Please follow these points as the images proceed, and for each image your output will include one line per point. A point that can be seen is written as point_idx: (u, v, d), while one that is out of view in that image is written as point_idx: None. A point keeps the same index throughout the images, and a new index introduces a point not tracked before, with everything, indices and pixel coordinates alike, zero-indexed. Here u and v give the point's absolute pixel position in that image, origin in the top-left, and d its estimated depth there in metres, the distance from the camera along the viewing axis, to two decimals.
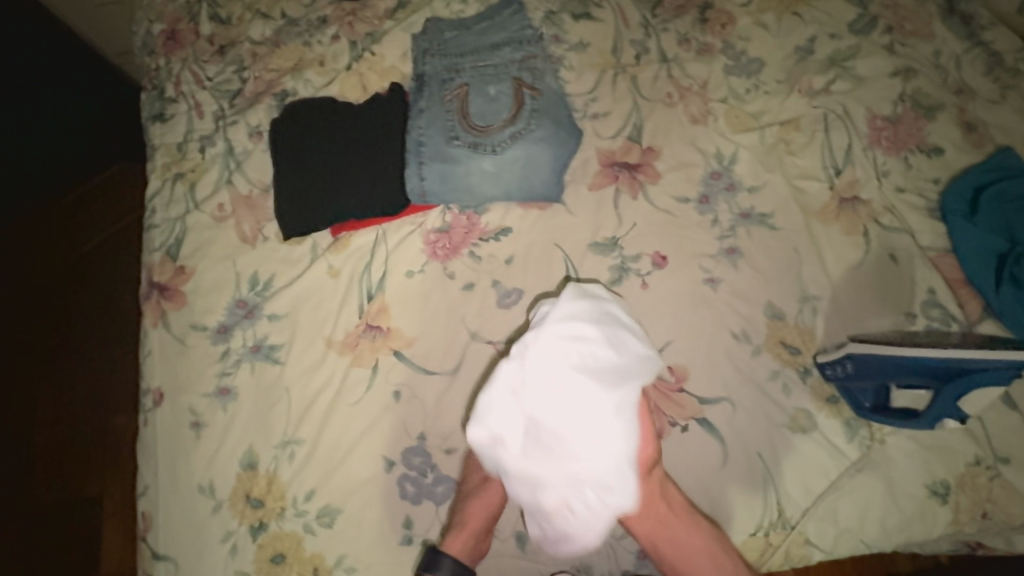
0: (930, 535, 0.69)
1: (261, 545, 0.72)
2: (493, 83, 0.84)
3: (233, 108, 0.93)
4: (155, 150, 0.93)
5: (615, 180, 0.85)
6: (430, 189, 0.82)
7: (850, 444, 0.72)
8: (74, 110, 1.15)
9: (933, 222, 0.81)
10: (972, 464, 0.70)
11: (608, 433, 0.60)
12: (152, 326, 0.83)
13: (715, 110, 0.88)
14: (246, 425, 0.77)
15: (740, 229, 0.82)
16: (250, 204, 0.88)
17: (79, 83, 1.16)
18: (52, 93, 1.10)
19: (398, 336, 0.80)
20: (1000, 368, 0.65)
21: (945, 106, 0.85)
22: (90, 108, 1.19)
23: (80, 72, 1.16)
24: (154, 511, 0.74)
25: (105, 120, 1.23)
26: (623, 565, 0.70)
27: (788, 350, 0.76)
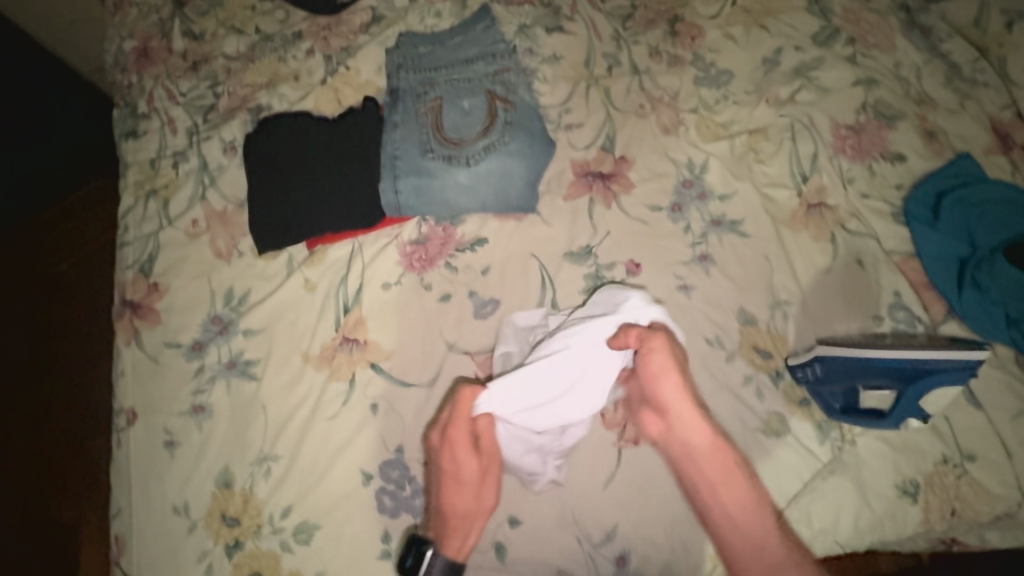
0: (902, 535, 0.70)
1: (237, 565, 0.71)
2: (466, 96, 0.85)
3: (207, 123, 0.93)
4: (128, 167, 0.92)
5: (589, 190, 0.86)
6: (405, 202, 0.82)
7: (822, 446, 0.73)
8: (45, 126, 1.13)
9: (897, 227, 0.83)
10: (940, 462, 0.71)
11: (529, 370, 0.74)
12: (125, 344, 0.82)
13: (685, 120, 0.90)
14: (222, 443, 0.76)
15: (712, 237, 0.83)
16: (225, 220, 0.87)
17: (51, 99, 1.15)
18: (23, 111, 1.09)
19: (376, 349, 0.80)
20: (958, 366, 0.69)
21: (906, 114, 0.88)
22: (64, 125, 1.17)
23: (52, 88, 1.15)
24: (127, 533, 0.73)
25: (79, 136, 1.21)
26: (602, 573, 0.70)
27: (761, 355, 0.77)
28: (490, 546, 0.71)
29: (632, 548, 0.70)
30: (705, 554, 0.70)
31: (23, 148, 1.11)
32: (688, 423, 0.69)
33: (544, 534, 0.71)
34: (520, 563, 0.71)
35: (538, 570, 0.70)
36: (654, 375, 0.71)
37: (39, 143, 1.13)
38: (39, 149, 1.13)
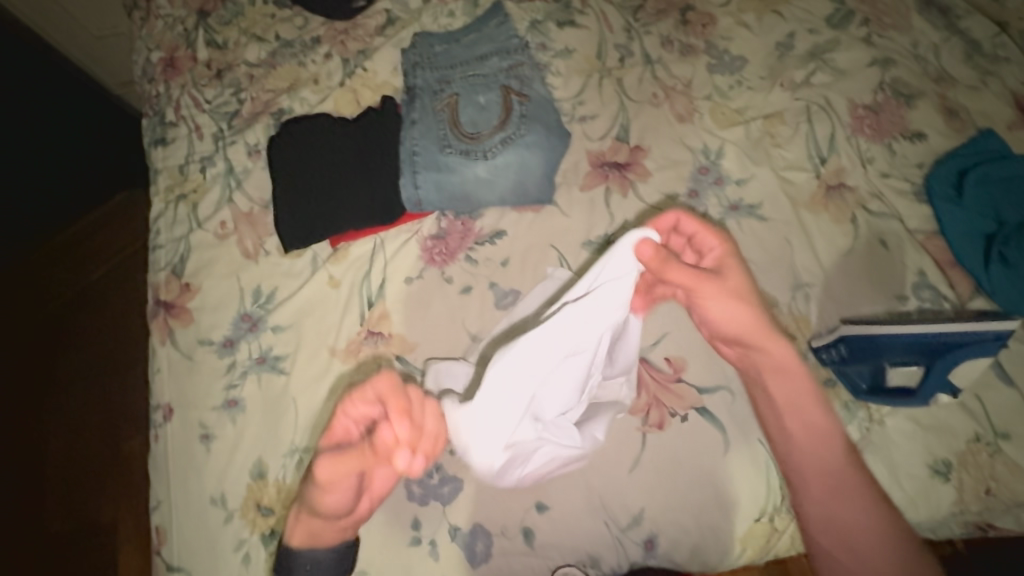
0: (934, 516, 0.70)
1: (273, 553, 0.73)
2: (482, 92, 0.86)
3: (232, 128, 0.96)
4: (158, 173, 0.95)
5: (606, 180, 0.87)
6: (425, 197, 0.84)
7: (850, 428, 0.72)
8: (71, 139, 1.17)
9: (920, 206, 0.82)
10: (972, 441, 0.70)
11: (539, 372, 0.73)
12: (161, 343, 0.85)
13: (700, 108, 0.90)
14: (255, 435, 0.79)
15: (731, 222, 0.83)
16: (251, 221, 0.90)
17: (79, 114, 1.19)
18: (57, 124, 1.14)
19: (401, 342, 0.82)
20: (988, 338, 0.69)
21: (925, 92, 0.87)
22: (89, 138, 1.21)
23: (83, 103, 1.20)
24: (168, 524, 0.76)
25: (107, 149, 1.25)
26: (631, 557, 0.71)
27: (784, 337, 0.77)
28: (519, 530, 0.72)
29: (660, 532, 0.71)
30: (734, 537, 0.71)
31: (52, 162, 1.14)
32: (757, 384, 0.69)
33: (572, 519, 0.72)
34: (549, 547, 0.71)
35: (566, 555, 0.71)
36: (719, 307, 0.67)
37: (62, 155, 1.16)
38: (64, 162, 1.17)
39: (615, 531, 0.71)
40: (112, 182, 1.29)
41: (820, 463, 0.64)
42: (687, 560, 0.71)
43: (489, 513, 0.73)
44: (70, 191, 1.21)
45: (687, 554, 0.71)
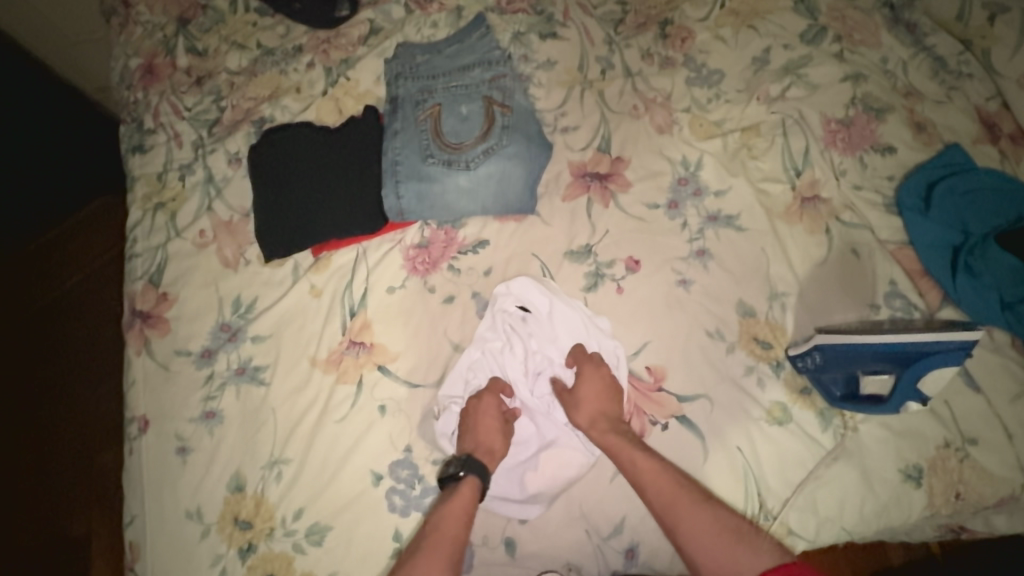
0: (906, 519, 0.71)
1: (251, 567, 0.72)
2: (464, 102, 0.87)
3: (212, 136, 0.95)
4: (136, 181, 0.94)
5: (587, 190, 0.88)
6: (407, 206, 0.84)
7: (825, 434, 0.74)
8: (40, 145, 1.14)
9: (891, 217, 0.84)
10: (942, 447, 0.72)
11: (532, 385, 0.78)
12: (136, 353, 0.84)
13: (679, 120, 0.92)
14: (233, 447, 0.77)
15: (709, 232, 0.85)
16: (231, 230, 0.89)
17: (52, 119, 1.17)
18: (32, 129, 1.12)
19: (382, 351, 0.81)
20: (956, 347, 0.70)
21: (894, 107, 0.90)
22: (62, 144, 1.18)
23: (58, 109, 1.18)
24: (142, 539, 0.74)
25: (80, 156, 1.22)
26: (613, 566, 0.71)
27: (761, 346, 0.78)
28: (500, 540, 0.72)
29: (641, 540, 0.71)
30: None
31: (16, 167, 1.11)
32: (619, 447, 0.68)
33: (553, 529, 0.72)
34: (530, 557, 0.71)
35: (548, 564, 0.71)
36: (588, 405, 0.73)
37: (29, 161, 1.13)
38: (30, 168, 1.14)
39: (596, 540, 0.71)
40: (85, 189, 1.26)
41: (666, 487, 0.63)
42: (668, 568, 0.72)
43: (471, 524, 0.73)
44: (39, 198, 1.18)
45: (668, 562, 0.71)
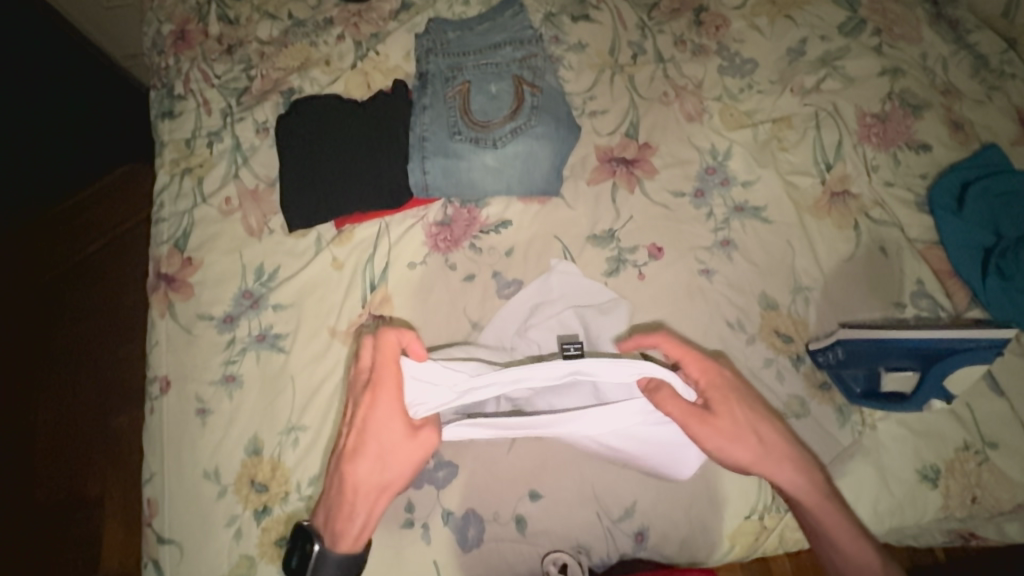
0: (920, 519, 0.71)
1: (265, 529, 0.73)
2: (494, 81, 0.86)
3: (241, 105, 0.96)
4: (164, 146, 0.95)
5: (613, 175, 0.87)
6: (433, 182, 0.84)
7: (842, 430, 0.74)
8: (74, 111, 1.15)
9: (921, 215, 0.83)
10: (961, 449, 0.72)
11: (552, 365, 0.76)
12: (160, 315, 0.85)
13: (710, 108, 0.91)
14: (250, 411, 0.79)
15: (735, 223, 0.84)
16: (257, 198, 0.90)
17: (85, 84, 1.17)
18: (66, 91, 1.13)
19: (401, 326, 0.82)
20: (985, 345, 0.68)
21: (932, 104, 0.88)
22: (94, 111, 1.19)
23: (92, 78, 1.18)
24: (160, 496, 0.75)
25: (108, 124, 1.23)
26: (622, 548, 0.72)
27: (781, 339, 0.78)
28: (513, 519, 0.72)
29: (651, 524, 0.72)
30: (723, 533, 0.72)
31: (50, 131, 1.12)
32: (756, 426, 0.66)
33: (564, 509, 0.73)
34: (539, 535, 0.72)
35: (557, 543, 0.72)
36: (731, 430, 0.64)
37: (63, 125, 1.14)
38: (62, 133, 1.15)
39: (606, 522, 0.72)
40: (109, 155, 1.27)
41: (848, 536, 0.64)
42: (676, 554, 0.72)
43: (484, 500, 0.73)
44: (67, 162, 1.20)
45: (676, 547, 0.72)
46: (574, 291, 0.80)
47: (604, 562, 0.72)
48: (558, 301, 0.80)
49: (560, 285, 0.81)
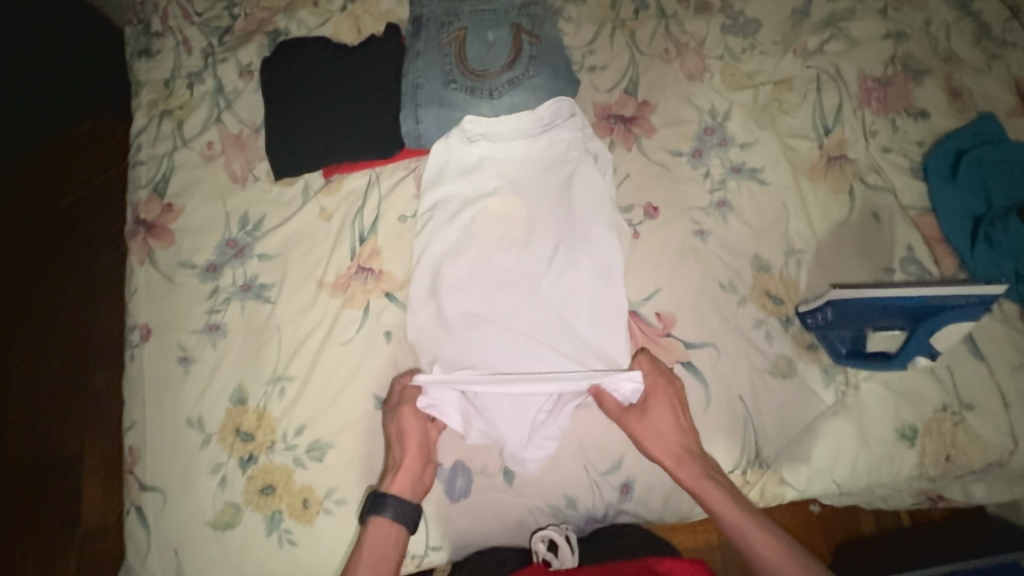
0: (895, 476, 0.73)
1: (251, 477, 0.72)
2: (491, 29, 0.82)
3: (223, 45, 0.91)
4: (141, 86, 0.90)
5: (610, 132, 0.86)
6: (425, 133, 0.82)
7: (826, 389, 0.75)
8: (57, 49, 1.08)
9: (915, 182, 0.83)
10: (939, 410, 0.74)
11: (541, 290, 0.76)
12: (139, 263, 0.82)
13: (711, 67, 0.89)
14: (235, 361, 0.77)
15: (731, 184, 0.83)
16: (240, 144, 0.86)
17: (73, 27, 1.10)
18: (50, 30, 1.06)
19: (391, 279, 0.80)
20: (974, 302, 0.68)
21: (933, 71, 0.87)
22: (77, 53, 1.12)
23: (74, 33, 1.11)
24: (142, 444, 0.74)
25: (88, 78, 1.16)
26: (608, 499, 0.73)
27: (772, 300, 0.78)
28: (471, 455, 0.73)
29: (637, 477, 0.73)
30: None
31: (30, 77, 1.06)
32: (696, 483, 0.67)
33: (553, 460, 0.73)
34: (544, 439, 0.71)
35: (546, 495, 0.73)
36: (650, 436, 0.69)
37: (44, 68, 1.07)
38: (39, 85, 1.08)
39: (546, 298, 0.76)
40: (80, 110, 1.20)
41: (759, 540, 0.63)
42: (660, 505, 0.74)
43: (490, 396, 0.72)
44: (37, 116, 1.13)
45: (661, 500, 0.74)
46: (570, 222, 0.78)
47: (590, 512, 0.73)
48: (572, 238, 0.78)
49: (582, 228, 0.78)
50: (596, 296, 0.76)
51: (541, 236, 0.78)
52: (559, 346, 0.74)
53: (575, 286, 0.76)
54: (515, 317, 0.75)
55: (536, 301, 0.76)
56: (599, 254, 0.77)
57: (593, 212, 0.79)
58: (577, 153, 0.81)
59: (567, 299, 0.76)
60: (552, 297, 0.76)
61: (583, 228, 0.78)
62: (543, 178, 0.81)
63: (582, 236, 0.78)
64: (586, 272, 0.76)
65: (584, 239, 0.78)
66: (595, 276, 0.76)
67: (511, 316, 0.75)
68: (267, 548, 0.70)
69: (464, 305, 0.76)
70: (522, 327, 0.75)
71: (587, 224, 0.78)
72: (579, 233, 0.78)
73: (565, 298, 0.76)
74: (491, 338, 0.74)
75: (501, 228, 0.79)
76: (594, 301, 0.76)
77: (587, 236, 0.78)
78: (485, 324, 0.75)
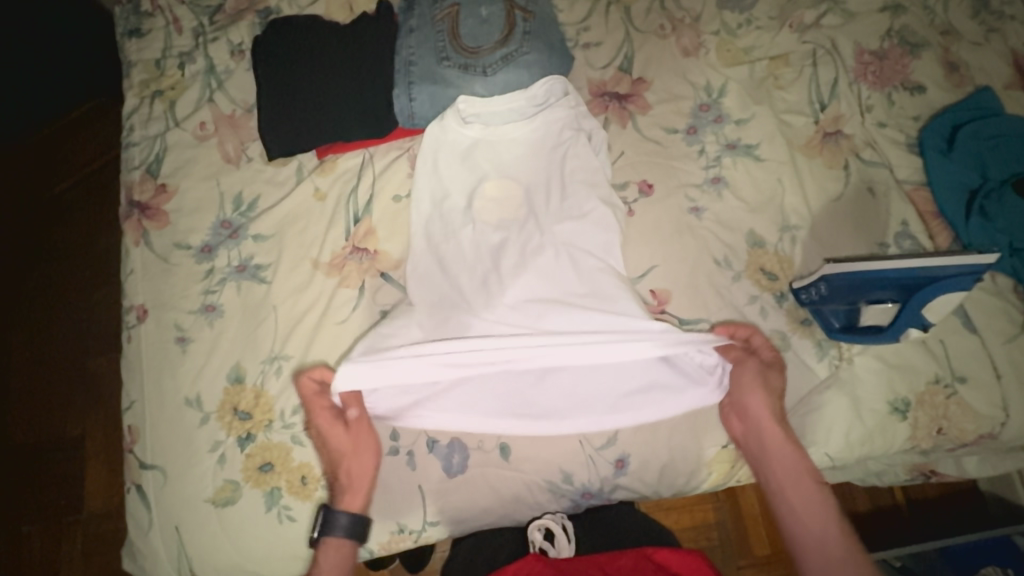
0: (887, 448, 0.74)
1: (249, 455, 0.73)
2: (485, 4, 0.81)
3: (214, 25, 0.90)
4: (132, 67, 0.89)
5: (605, 110, 0.85)
6: (419, 111, 0.81)
7: (820, 364, 0.76)
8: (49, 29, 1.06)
9: (911, 157, 0.83)
10: (931, 383, 0.74)
11: (537, 267, 0.75)
12: (134, 244, 0.82)
13: (706, 42, 0.88)
14: (232, 340, 0.77)
15: (726, 160, 0.83)
16: (233, 124, 0.86)
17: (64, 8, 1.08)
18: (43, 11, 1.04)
19: (386, 259, 0.80)
20: (967, 271, 0.68)
21: (930, 44, 0.87)
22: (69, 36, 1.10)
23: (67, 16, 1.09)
24: (141, 423, 0.74)
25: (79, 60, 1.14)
26: (602, 474, 0.74)
27: (767, 276, 0.78)
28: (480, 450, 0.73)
29: (631, 451, 0.74)
30: (702, 460, 0.75)
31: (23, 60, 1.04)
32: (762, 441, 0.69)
33: (551, 435, 0.74)
34: (558, 433, 0.72)
35: (542, 470, 0.74)
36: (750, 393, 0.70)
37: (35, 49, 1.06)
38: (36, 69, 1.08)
39: (543, 277, 0.75)
40: (69, 94, 1.18)
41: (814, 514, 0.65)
42: (655, 480, 0.75)
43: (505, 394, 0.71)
44: (28, 101, 1.11)
45: (656, 474, 0.74)
46: (564, 198, 0.78)
47: (585, 486, 0.74)
48: (566, 213, 0.78)
49: (579, 204, 0.78)
50: (591, 267, 0.75)
51: (538, 216, 0.78)
52: (561, 325, 0.72)
53: (572, 261, 0.76)
54: (516, 303, 0.74)
55: (534, 277, 0.75)
56: (594, 230, 0.77)
57: (588, 188, 0.79)
58: (569, 133, 0.81)
59: (562, 273, 0.75)
60: (549, 273, 0.75)
61: (576, 204, 0.78)
62: (537, 154, 0.81)
63: (575, 213, 0.78)
64: (582, 248, 0.76)
65: (580, 213, 0.77)
66: (589, 250, 0.76)
67: (512, 302, 0.74)
68: (267, 524, 0.71)
69: (465, 294, 0.76)
70: (523, 310, 0.73)
71: (580, 198, 0.78)
72: (572, 206, 0.78)
73: (560, 274, 0.75)
74: (492, 325, 0.73)
75: (500, 210, 0.79)
76: (592, 275, 0.75)
77: (580, 211, 0.78)
78: (489, 316, 0.74)
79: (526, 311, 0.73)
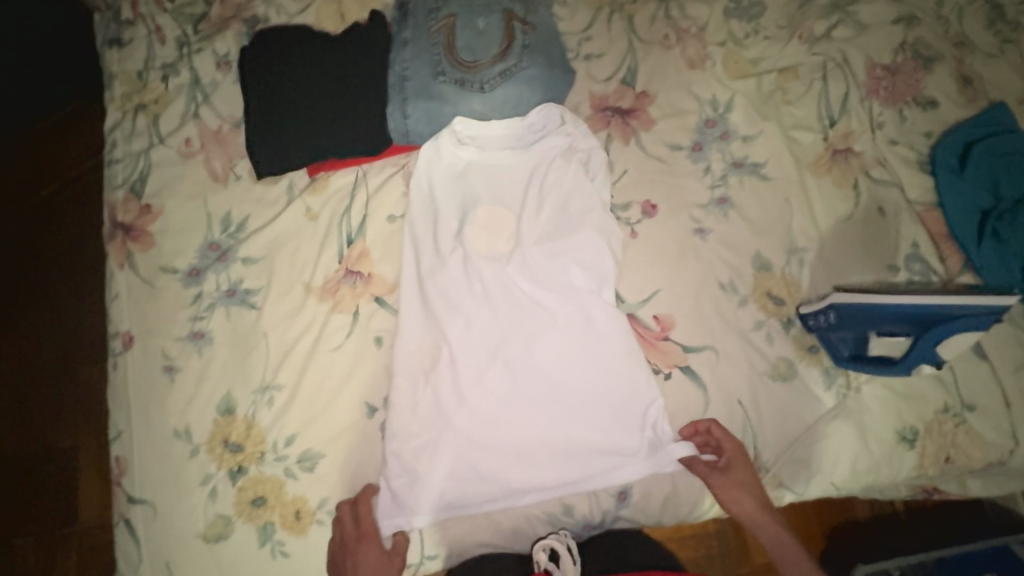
0: (893, 477, 0.73)
1: (241, 488, 0.71)
2: (482, 15, 0.77)
3: (198, 34, 0.86)
4: (113, 78, 0.85)
5: (608, 125, 0.82)
6: (414, 128, 0.78)
7: (827, 392, 0.74)
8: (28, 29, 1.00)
9: (922, 175, 0.80)
10: (940, 411, 0.73)
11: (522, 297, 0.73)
12: (118, 267, 0.78)
13: (713, 54, 0.85)
14: (221, 369, 0.75)
15: (732, 179, 0.80)
16: (220, 140, 0.82)
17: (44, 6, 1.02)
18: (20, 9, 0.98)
19: (381, 282, 0.78)
20: (983, 312, 0.66)
21: (944, 57, 0.84)
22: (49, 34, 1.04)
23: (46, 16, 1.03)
24: (129, 455, 0.72)
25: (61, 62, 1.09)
26: (604, 506, 0.73)
27: (774, 301, 0.76)
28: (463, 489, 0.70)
29: (633, 485, 0.72)
30: (705, 490, 0.74)
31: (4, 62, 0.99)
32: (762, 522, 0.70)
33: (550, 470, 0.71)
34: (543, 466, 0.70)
35: (543, 502, 0.72)
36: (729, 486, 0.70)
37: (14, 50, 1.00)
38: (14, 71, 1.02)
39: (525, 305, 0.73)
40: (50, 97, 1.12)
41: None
42: (658, 511, 0.74)
43: (491, 429, 0.70)
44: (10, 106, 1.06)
45: (658, 506, 0.74)
46: (549, 221, 0.76)
47: (586, 518, 0.73)
48: (550, 237, 0.75)
49: (566, 230, 0.75)
50: (577, 297, 0.73)
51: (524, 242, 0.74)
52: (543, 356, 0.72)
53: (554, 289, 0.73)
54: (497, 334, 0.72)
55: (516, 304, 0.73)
56: (584, 260, 0.74)
57: (574, 212, 0.76)
58: (562, 163, 0.78)
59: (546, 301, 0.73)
60: (531, 301, 0.73)
61: (561, 227, 0.75)
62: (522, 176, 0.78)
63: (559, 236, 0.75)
64: (567, 275, 0.74)
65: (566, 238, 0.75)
66: (574, 277, 0.73)
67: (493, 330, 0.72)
68: (260, 559, 0.69)
69: (446, 321, 0.73)
70: (505, 340, 0.72)
71: (564, 221, 0.76)
72: (555, 231, 0.75)
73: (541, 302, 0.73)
74: (471, 353, 0.71)
75: (489, 237, 0.76)
76: (575, 306, 0.73)
77: (562, 236, 0.75)
78: (471, 345, 0.72)
79: (506, 339, 0.72)
